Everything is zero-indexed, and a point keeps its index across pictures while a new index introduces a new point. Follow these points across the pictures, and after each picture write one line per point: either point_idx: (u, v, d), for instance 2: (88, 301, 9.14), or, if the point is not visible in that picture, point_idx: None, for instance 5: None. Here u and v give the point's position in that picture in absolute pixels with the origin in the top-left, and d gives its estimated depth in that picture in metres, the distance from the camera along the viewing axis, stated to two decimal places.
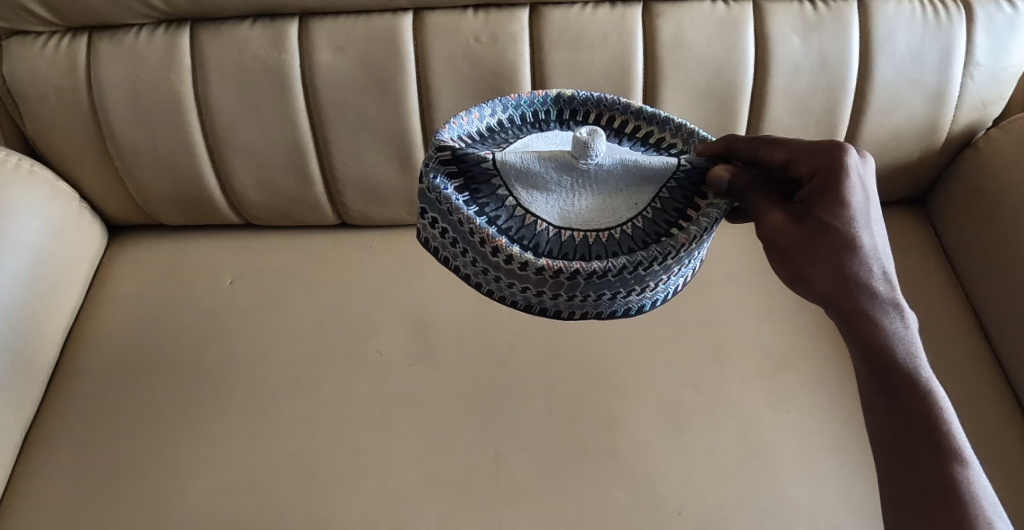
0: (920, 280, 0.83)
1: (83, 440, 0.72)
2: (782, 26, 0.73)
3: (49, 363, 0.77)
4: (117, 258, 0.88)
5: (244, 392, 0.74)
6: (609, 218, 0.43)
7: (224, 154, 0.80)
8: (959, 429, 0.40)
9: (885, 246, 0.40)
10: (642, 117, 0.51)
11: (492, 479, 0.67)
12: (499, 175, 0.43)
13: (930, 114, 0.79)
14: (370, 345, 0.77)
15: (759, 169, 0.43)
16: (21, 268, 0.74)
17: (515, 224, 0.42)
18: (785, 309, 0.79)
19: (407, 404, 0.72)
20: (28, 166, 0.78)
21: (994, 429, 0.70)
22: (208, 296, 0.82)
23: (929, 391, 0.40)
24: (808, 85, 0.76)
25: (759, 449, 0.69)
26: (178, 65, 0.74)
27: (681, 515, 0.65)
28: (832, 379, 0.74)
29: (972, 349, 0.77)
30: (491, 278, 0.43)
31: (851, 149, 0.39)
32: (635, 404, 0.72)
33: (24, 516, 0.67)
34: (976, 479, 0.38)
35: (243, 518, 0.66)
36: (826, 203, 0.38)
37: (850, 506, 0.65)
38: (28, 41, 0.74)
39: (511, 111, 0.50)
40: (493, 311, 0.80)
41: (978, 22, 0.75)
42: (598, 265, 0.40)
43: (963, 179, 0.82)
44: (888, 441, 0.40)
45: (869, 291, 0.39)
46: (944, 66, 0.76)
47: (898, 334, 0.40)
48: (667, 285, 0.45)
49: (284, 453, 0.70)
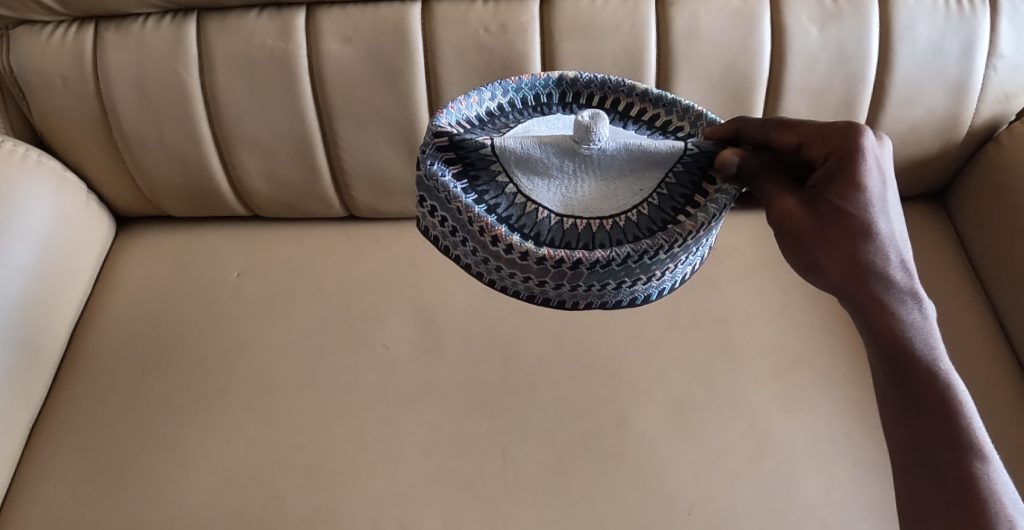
0: (937, 276, 0.81)
1: (89, 431, 0.72)
2: (800, 16, 0.72)
3: (57, 353, 0.77)
4: (125, 249, 0.88)
5: (250, 385, 0.73)
6: (613, 205, 0.42)
7: (231, 145, 0.79)
8: (979, 423, 0.39)
9: (903, 232, 0.39)
10: (648, 99, 0.49)
11: (498, 476, 0.66)
12: (498, 161, 0.41)
13: (951, 106, 0.77)
14: (376, 338, 0.76)
15: (770, 153, 0.42)
16: (29, 258, 0.74)
17: (516, 212, 0.41)
18: (799, 306, 0.78)
19: (413, 398, 0.72)
20: (36, 157, 0.78)
21: (1013, 430, 0.69)
22: (214, 287, 0.82)
23: (948, 384, 0.38)
24: (825, 77, 0.74)
25: (771, 448, 0.67)
26: (185, 55, 0.73)
27: (691, 515, 0.64)
28: (846, 378, 0.72)
29: (992, 349, 0.75)
30: (491, 268, 0.42)
31: (868, 131, 0.37)
32: (644, 401, 0.71)
33: (31, 505, 0.68)
34: (996, 475, 0.37)
35: (248, 511, 0.66)
36: (840, 187, 0.36)
37: (862, 508, 0.64)
38: (35, 31, 0.74)
39: (511, 94, 0.49)
40: (500, 305, 0.78)
41: (1002, 13, 0.73)
42: (601, 254, 0.38)
43: (983, 174, 0.80)
44: (905, 435, 0.39)
45: (886, 280, 0.38)
46: (967, 57, 0.74)
47: (917, 325, 0.39)
48: (674, 274, 0.43)
49: (289, 447, 0.69)
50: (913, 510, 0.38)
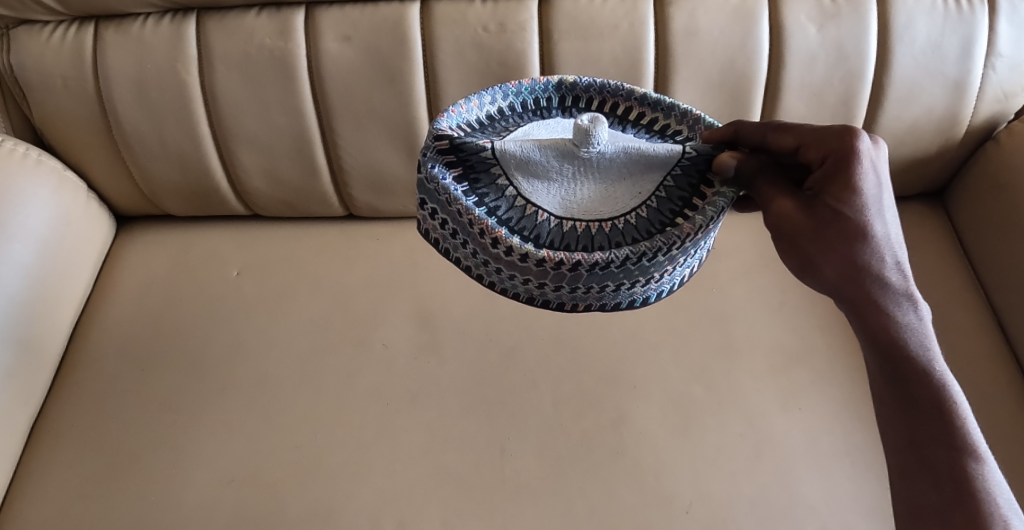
0: (936, 275, 0.81)
1: (90, 429, 0.72)
2: (799, 16, 0.72)
3: (57, 352, 0.77)
4: (125, 248, 0.88)
5: (250, 384, 0.74)
6: (613, 207, 0.42)
7: (231, 145, 0.79)
8: (974, 424, 0.39)
9: (898, 235, 0.39)
10: (647, 103, 0.49)
11: (497, 474, 0.67)
12: (498, 164, 0.42)
13: (950, 105, 0.77)
14: (375, 337, 0.77)
15: (768, 155, 0.42)
16: (30, 257, 0.74)
17: (515, 214, 0.42)
18: (798, 305, 0.78)
19: (412, 397, 0.72)
20: (36, 156, 0.78)
21: (1010, 430, 0.69)
22: (214, 286, 0.82)
23: (943, 386, 0.39)
24: (823, 75, 0.74)
25: (769, 447, 0.68)
26: (184, 55, 0.74)
27: (689, 514, 0.64)
28: (844, 377, 0.72)
29: (990, 348, 0.75)
30: (492, 270, 0.42)
31: (863, 134, 0.37)
32: (643, 400, 0.71)
33: (32, 503, 0.68)
34: (991, 476, 0.37)
35: (248, 510, 0.66)
36: (836, 189, 0.36)
37: (860, 507, 0.64)
38: (35, 30, 0.74)
39: (512, 98, 0.49)
40: (500, 304, 0.79)
41: (1000, 12, 0.73)
42: (600, 257, 0.39)
43: (982, 173, 0.80)
44: (901, 436, 0.40)
45: (882, 282, 0.38)
46: (966, 57, 0.74)
47: (912, 326, 0.39)
48: (673, 276, 0.43)
49: (289, 446, 0.69)
50: (909, 510, 0.38)
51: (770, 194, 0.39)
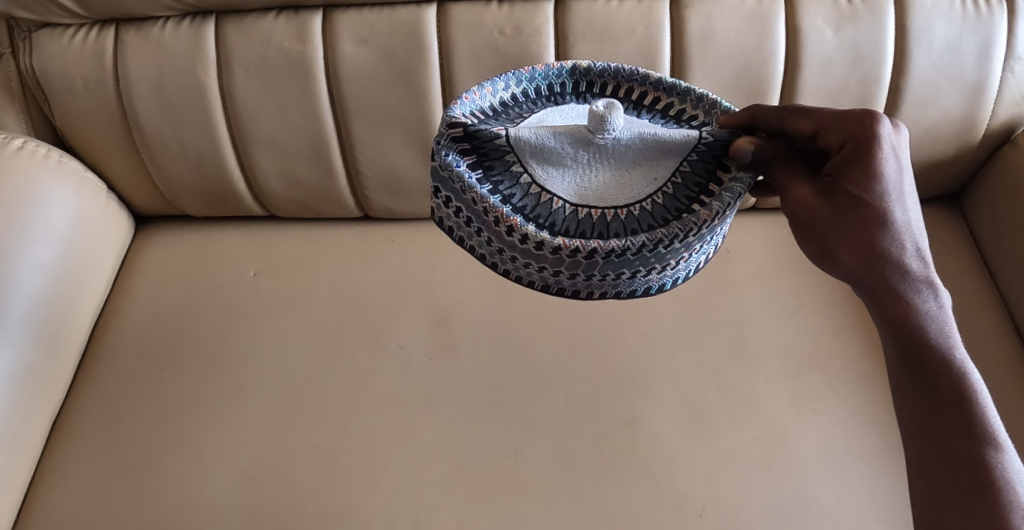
0: (953, 280, 0.81)
1: (108, 426, 0.73)
2: (815, 18, 0.72)
3: (77, 350, 0.78)
4: (144, 249, 0.89)
5: (266, 383, 0.74)
6: (628, 194, 0.42)
7: (247, 146, 0.80)
8: (993, 411, 0.39)
9: (919, 222, 0.38)
10: (662, 88, 0.49)
11: (512, 475, 0.67)
12: (512, 151, 0.42)
13: (968, 108, 0.76)
14: (391, 338, 0.77)
15: (785, 140, 0.42)
16: (50, 257, 0.75)
17: (530, 202, 0.41)
18: (813, 308, 0.78)
19: (426, 398, 0.72)
20: (57, 158, 0.79)
21: None
22: (230, 287, 0.83)
23: (963, 374, 0.38)
24: (840, 78, 0.74)
25: (784, 450, 0.67)
26: (202, 57, 0.74)
27: (702, 517, 0.64)
28: (860, 381, 0.72)
29: (1009, 353, 0.74)
30: (507, 258, 0.43)
31: (884, 119, 0.37)
32: (657, 402, 0.71)
33: (50, 500, 0.69)
34: (1010, 464, 0.37)
35: (262, 509, 0.66)
36: (857, 174, 0.36)
37: (877, 511, 0.64)
38: (57, 34, 0.75)
39: (525, 84, 0.50)
40: (514, 305, 0.79)
41: (1019, 16, 0.72)
42: (616, 244, 0.39)
43: (999, 177, 0.79)
44: (918, 423, 0.39)
45: (902, 270, 0.37)
46: (983, 60, 0.73)
47: (932, 315, 0.38)
48: (688, 263, 0.43)
49: (304, 445, 0.70)
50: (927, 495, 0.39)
51: (787, 180, 0.39)
